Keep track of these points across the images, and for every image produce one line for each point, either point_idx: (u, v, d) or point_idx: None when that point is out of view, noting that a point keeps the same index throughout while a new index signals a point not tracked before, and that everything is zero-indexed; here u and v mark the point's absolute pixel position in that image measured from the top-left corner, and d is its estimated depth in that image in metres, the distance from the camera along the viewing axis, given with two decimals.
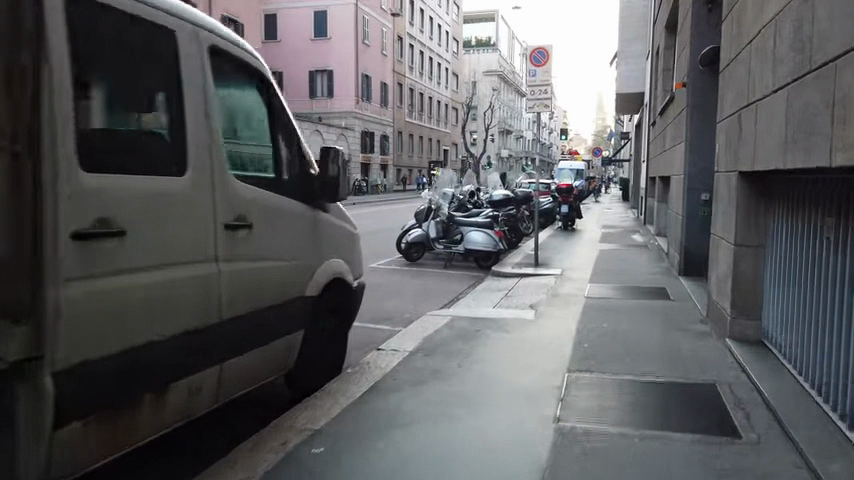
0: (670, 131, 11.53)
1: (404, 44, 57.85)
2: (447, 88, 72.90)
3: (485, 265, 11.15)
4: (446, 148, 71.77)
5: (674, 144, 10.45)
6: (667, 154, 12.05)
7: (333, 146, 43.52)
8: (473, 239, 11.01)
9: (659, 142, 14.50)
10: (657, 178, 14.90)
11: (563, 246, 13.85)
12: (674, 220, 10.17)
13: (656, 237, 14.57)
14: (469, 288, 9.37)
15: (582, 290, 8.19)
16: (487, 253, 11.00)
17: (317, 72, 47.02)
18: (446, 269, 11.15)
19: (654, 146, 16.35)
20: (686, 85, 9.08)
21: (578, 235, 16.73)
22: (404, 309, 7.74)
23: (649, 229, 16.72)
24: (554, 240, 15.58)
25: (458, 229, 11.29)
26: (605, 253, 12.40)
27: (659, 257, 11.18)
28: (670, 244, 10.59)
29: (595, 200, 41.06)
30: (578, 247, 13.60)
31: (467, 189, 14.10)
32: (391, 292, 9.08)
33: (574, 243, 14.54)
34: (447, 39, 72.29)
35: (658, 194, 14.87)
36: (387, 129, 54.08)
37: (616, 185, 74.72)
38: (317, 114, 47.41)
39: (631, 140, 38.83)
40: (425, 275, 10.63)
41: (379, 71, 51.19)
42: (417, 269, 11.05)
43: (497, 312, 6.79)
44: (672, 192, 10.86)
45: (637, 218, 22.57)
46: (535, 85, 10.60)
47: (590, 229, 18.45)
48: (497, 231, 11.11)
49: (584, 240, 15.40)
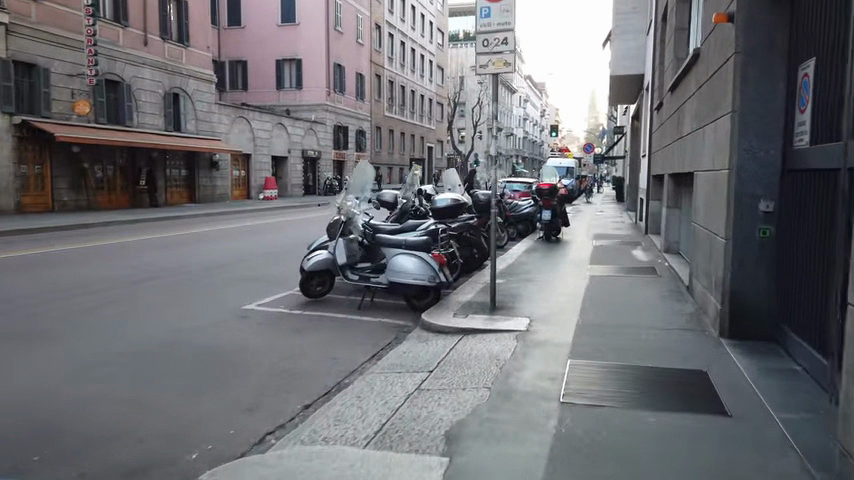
0: (692, 107, 8.00)
1: (383, 33, 54.25)
2: (432, 81, 69.33)
3: (418, 304, 7.50)
4: (430, 145, 68.01)
5: (704, 124, 6.95)
6: (686, 142, 8.52)
7: (300, 142, 39.79)
8: (401, 267, 7.37)
9: (670, 127, 10.98)
10: (666, 176, 11.39)
11: (542, 269, 10.22)
12: (703, 241, 6.63)
13: (664, 255, 11.03)
14: (377, 355, 5.77)
15: (557, 373, 4.61)
16: (421, 287, 7.36)
17: (285, 61, 43.31)
18: (360, 311, 7.41)
19: (660, 135, 12.85)
20: (731, 20, 5.57)
21: (563, 250, 13.12)
22: (225, 420, 4.20)
23: (653, 243, 13.13)
24: (532, 258, 11.92)
25: (383, 250, 7.66)
26: (598, 282, 8.80)
27: (679, 294, 7.64)
28: (696, 277, 7.06)
29: (586, 200, 37.47)
30: (562, 270, 9.99)
31: (410, 193, 10.47)
32: (243, 366, 5.48)
33: (557, 264, 10.91)
34: (431, 31, 68.76)
35: (665, 199, 11.33)
36: (364, 123, 50.44)
37: (609, 185, 71.03)
38: (285, 107, 43.68)
39: (626, 135, 35.37)
40: (324, 321, 7.01)
41: (353, 61, 47.57)
42: (317, 311, 7.37)
43: (371, 464, 3.22)
44: (696, 197, 7.33)
45: (635, 224, 18.93)
46: (488, 32, 6.97)
47: (580, 240, 14.85)
48: (436, 255, 7.47)
49: (570, 258, 11.81)
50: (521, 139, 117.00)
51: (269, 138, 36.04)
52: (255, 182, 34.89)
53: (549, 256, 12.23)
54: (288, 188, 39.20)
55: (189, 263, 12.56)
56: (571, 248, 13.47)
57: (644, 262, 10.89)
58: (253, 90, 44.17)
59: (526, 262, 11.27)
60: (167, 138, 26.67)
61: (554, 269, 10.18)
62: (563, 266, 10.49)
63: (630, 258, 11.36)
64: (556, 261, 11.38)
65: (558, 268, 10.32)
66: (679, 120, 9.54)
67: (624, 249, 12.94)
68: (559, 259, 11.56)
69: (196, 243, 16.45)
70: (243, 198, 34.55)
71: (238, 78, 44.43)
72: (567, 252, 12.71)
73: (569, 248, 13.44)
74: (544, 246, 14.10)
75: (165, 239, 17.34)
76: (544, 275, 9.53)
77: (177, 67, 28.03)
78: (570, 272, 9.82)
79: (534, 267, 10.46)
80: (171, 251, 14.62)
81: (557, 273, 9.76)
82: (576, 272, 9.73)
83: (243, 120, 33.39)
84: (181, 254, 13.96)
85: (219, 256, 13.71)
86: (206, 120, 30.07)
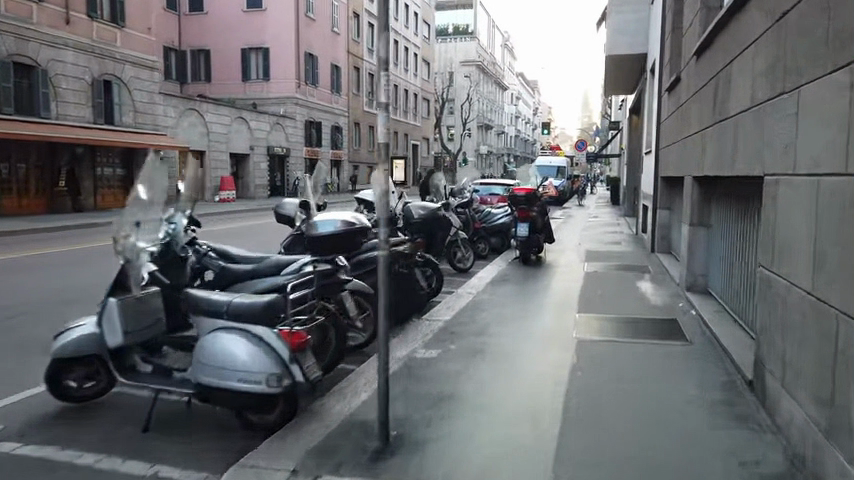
0: (758, 60, 4.58)
1: (362, 22, 50.87)
2: (417, 75, 65.97)
3: (258, 422, 4.00)
4: (414, 143, 64.69)
5: (806, 82, 3.53)
6: (738, 125, 5.13)
7: (266, 138, 36.34)
8: (220, 357, 3.84)
9: (696, 106, 7.57)
10: (686, 177, 8.16)
11: (512, 319, 6.83)
12: (810, 321, 3.22)
13: (686, 293, 7.80)
14: None
15: None
16: (257, 397, 3.85)
17: (251, 50, 39.87)
18: (145, 434, 3.97)
19: (675, 121, 9.64)
20: None
21: (544, 278, 9.72)
22: None
23: (665, 269, 9.78)
24: (501, 292, 8.50)
25: (194, 320, 4.11)
26: (594, 356, 5.40)
27: (738, 402, 4.23)
28: (781, 385, 3.64)
29: (578, 202, 34.21)
30: (537, 324, 6.57)
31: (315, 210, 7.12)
32: None
33: (531, 307, 7.46)
34: (416, 22, 65.45)
35: (687, 214, 7.99)
36: (340, 119, 47.03)
37: (603, 186, 67.84)
38: (252, 100, 40.20)
39: (622, 130, 32.12)
40: (60, 460, 3.61)
41: (326, 52, 44.21)
42: (56, 437, 3.90)
43: None
44: (779, 224, 3.91)
45: (638, 236, 15.54)
46: None
47: (569, 261, 11.45)
48: (286, 333, 3.93)
49: (554, 293, 8.39)
50: (512, 137, 113.79)
51: (227, 134, 32.63)
52: (210, 183, 31.46)
53: (525, 288, 8.80)
54: (252, 188, 35.81)
55: (34, 284, 9.20)
56: (557, 275, 10.05)
57: (659, 304, 7.60)
58: (217, 82, 40.75)
59: (491, 301, 7.86)
60: (97, 133, 23.28)
61: (527, 320, 6.79)
62: (541, 314, 7.07)
63: (637, 299, 7.95)
64: (533, 300, 7.91)
65: (532, 318, 6.89)
66: (718, 92, 6.15)
67: (628, 277, 9.56)
68: (537, 296, 8.16)
69: (86, 256, 13.11)
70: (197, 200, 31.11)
71: (201, 68, 41.01)
72: (550, 282, 9.29)
73: (554, 275, 10.04)
74: (521, 268, 10.73)
75: (54, 250, 14.00)
76: (509, 336, 6.12)
77: (110, 50, 24.63)
78: (548, 328, 6.41)
79: (497, 314, 7.06)
80: (36, 264, 11.26)
81: (529, 329, 6.33)
82: (558, 330, 6.30)
83: (194, 111, 29.96)
84: (41, 270, 10.59)
85: (89, 277, 10.36)
86: (147, 112, 26.65)
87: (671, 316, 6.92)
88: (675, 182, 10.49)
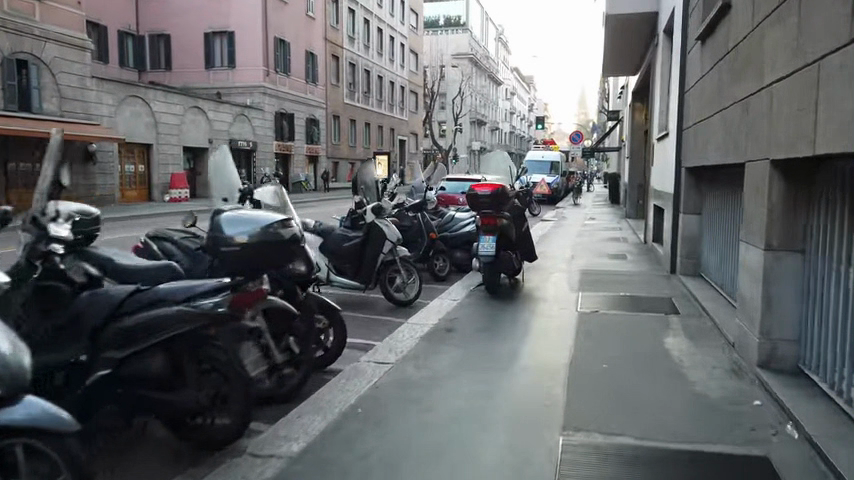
0: None
1: (341, 7, 47.58)
2: (405, 67, 62.64)
3: None
4: (401, 138, 61.29)
5: None
6: None
7: (228, 131, 32.94)
8: None
9: (780, 28, 4.31)
10: (749, 166, 4.91)
11: (439, 449, 3.54)
12: None
13: (758, 372, 4.49)
14: None
15: None
16: None
17: (214, 35, 36.58)
18: None
19: (717, 79, 6.44)
20: None
21: (521, 322, 6.43)
22: None
23: (701, 308, 6.45)
24: (445, 355, 5.21)
25: None
26: None
27: None
28: None
29: (573, 201, 30.77)
30: (485, 477, 3.22)
31: (59, 160, 3.71)
32: None
33: (487, 407, 4.16)
34: (403, 11, 62.17)
35: (756, 230, 4.70)
36: (316, 111, 43.69)
37: (601, 183, 64.34)
38: (216, 90, 36.79)
39: (622, 122, 28.78)
40: None
41: (300, 37, 40.92)
42: None
43: None
44: None
45: (647, 247, 12.29)
46: None
47: (557, 287, 8.17)
48: None
49: (533, 363, 5.07)
50: (506, 133, 110.53)
51: (179, 125, 29.22)
52: (159, 180, 28.04)
53: (487, 348, 5.50)
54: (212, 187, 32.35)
55: None
56: (540, 315, 6.74)
57: (715, 395, 4.26)
58: (177, 69, 37.43)
59: (419, 382, 4.59)
60: (8, 120, 19.94)
61: (468, 452, 3.51)
62: (501, 433, 3.76)
63: (673, 380, 4.61)
64: (494, 383, 4.64)
65: (481, 446, 3.57)
66: None
67: (648, 322, 6.24)
68: (503, 372, 4.84)
69: None
70: (144, 200, 27.74)
71: (161, 56, 37.68)
72: (528, 334, 5.97)
73: (536, 316, 6.73)
74: (490, 300, 7.44)
75: None
76: None
77: (27, 25, 21.20)
78: None
79: (416, 430, 3.77)
80: None
81: None
82: None
83: (138, 98, 26.55)
84: None
85: None
86: (76, 98, 23.30)
87: (754, 441, 3.57)
88: (717, 173, 7.20)
